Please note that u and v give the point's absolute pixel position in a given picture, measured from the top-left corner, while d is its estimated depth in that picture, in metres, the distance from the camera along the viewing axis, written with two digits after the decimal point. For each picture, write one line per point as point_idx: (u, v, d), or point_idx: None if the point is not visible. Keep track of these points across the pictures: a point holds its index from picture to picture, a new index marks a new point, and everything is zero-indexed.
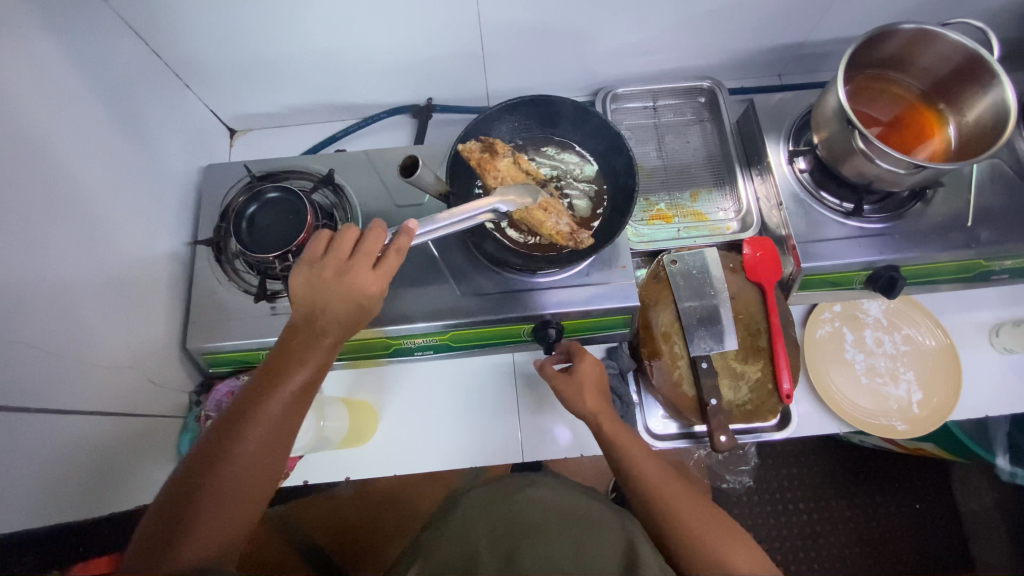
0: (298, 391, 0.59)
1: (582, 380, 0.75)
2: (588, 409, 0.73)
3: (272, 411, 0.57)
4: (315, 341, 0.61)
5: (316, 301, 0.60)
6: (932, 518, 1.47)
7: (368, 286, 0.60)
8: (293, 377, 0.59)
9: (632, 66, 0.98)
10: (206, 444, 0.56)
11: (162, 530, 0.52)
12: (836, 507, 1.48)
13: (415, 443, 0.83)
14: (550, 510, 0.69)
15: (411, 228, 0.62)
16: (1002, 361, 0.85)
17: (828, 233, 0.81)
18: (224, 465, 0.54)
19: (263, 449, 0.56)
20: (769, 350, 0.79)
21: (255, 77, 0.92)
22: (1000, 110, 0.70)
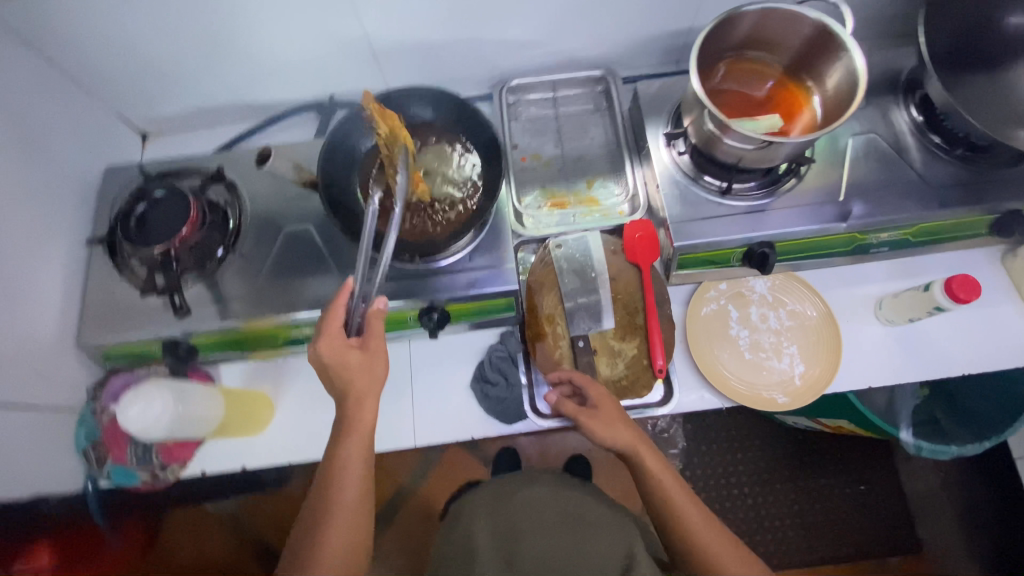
0: (355, 466, 0.64)
1: (607, 416, 0.73)
2: (622, 444, 0.71)
3: (343, 487, 0.64)
4: (356, 417, 0.65)
5: (343, 378, 0.65)
6: (878, 499, 1.45)
7: (363, 361, 0.66)
8: (350, 451, 0.64)
9: (527, 58, 1.00)
10: (303, 532, 0.64)
11: None
12: (780, 490, 1.46)
13: (308, 430, 0.85)
14: (549, 514, 0.83)
15: (349, 285, 0.67)
16: (887, 332, 0.86)
17: (705, 212, 0.82)
18: (319, 543, 0.62)
19: (353, 522, 0.64)
20: (645, 327, 0.81)
21: (156, 82, 0.94)
22: (853, 78, 0.72)
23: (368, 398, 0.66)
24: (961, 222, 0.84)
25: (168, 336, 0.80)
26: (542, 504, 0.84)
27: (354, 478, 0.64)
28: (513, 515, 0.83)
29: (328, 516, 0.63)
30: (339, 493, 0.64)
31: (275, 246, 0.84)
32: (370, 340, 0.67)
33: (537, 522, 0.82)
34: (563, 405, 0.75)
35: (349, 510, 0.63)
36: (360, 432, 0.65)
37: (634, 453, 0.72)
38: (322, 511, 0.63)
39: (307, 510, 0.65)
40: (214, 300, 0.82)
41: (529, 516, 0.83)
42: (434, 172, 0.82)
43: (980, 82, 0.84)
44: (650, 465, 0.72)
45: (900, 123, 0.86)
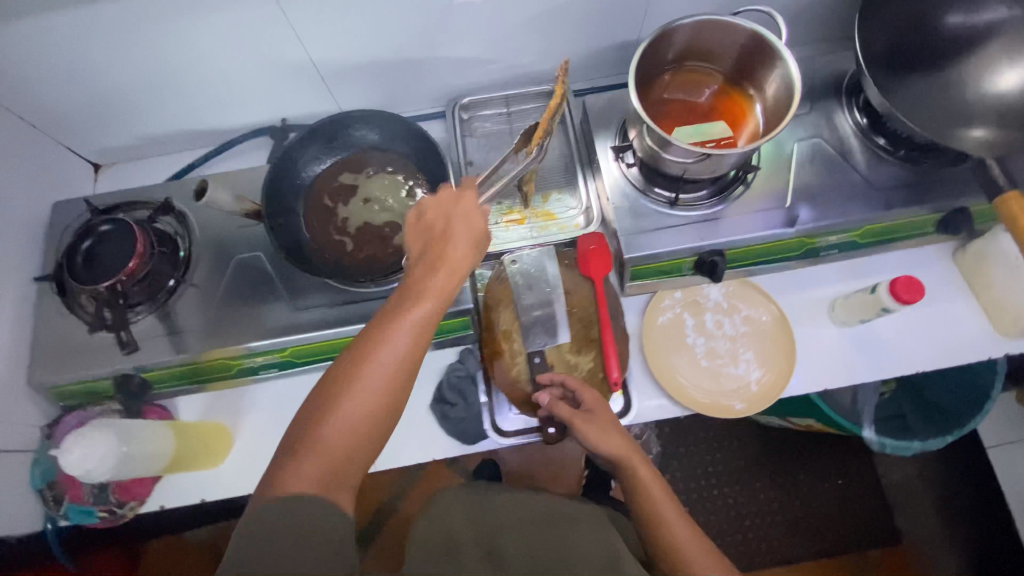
0: (405, 331, 0.53)
1: (601, 422, 0.71)
2: (618, 453, 0.69)
3: (380, 356, 0.52)
4: (425, 292, 0.55)
5: (439, 246, 0.59)
6: (857, 492, 1.46)
7: (453, 248, 0.59)
8: (411, 322, 0.54)
9: (479, 74, 1.00)
10: (320, 389, 0.53)
11: (292, 437, 0.51)
12: (760, 489, 1.47)
13: (268, 459, 0.84)
14: (531, 511, 0.77)
15: (442, 189, 0.65)
16: (841, 333, 0.87)
17: (655, 224, 0.83)
18: (324, 417, 0.51)
19: (371, 412, 0.52)
20: (600, 340, 0.82)
21: (104, 113, 0.93)
22: (788, 87, 0.73)
23: (445, 276, 0.57)
24: (908, 222, 0.84)
25: (120, 372, 0.80)
26: (523, 506, 0.78)
27: (396, 347, 0.53)
28: (491, 509, 0.78)
29: (360, 384, 0.51)
30: (373, 365, 0.52)
31: (226, 275, 0.84)
32: (469, 230, 0.61)
33: (518, 517, 0.75)
34: (555, 406, 0.73)
35: (380, 386, 0.52)
36: (416, 311, 0.54)
37: (623, 460, 0.68)
38: (349, 376, 0.52)
39: (332, 370, 0.53)
40: (166, 332, 0.81)
41: (507, 517, 0.75)
42: (378, 198, 0.79)
43: (922, 83, 0.84)
44: (644, 477, 0.68)
45: (844, 126, 0.87)
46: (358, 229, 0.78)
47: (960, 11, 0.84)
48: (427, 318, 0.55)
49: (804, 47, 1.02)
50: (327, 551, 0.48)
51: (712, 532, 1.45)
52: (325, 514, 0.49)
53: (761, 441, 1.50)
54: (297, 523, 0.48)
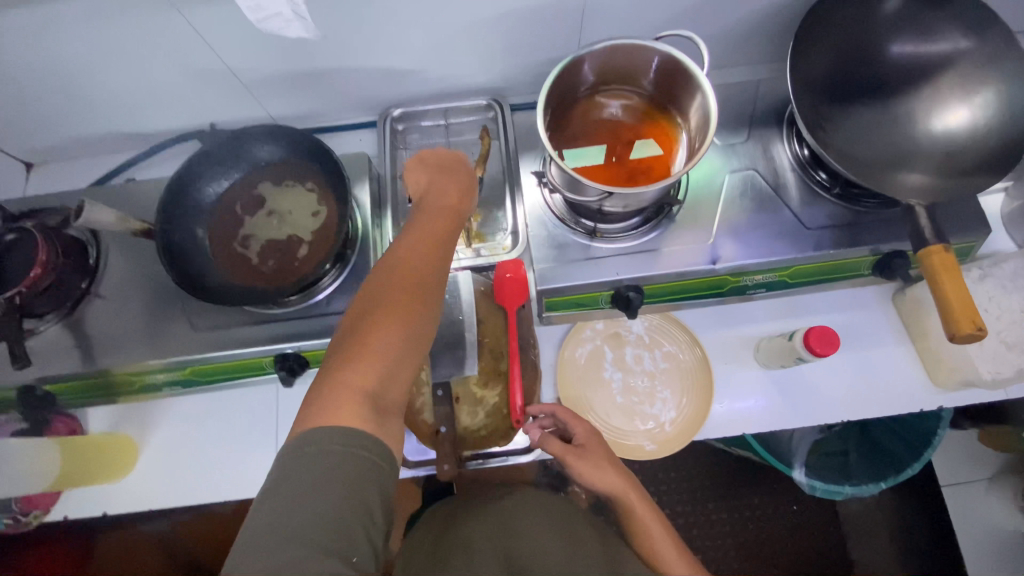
0: (419, 258, 0.59)
1: (593, 455, 0.71)
2: (610, 486, 0.70)
3: (402, 276, 0.57)
4: (444, 213, 0.66)
5: (435, 184, 0.70)
6: (813, 517, 1.38)
7: (446, 203, 0.67)
8: (430, 235, 0.62)
9: (414, 84, 0.96)
10: (352, 323, 0.55)
11: (333, 362, 0.53)
12: (712, 510, 1.39)
13: (173, 475, 0.84)
14: (540, 513, 0.80)
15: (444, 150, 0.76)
16: (764, 375, 0.83)
17: (572, 255, 0.80)
18: (366, 328, 0.53)
19: (414, 312, 0.55)
20: (508, 373, 0.80)
21: (26, 115, 0.91)
22: (705, 116, 0.69)
23: (439, 221, 0.64)
24: (840, 263, 0.80)
25: (21, 384, 0.79)
26: (535, 515, 0.79)
27: (415, 274, 0.58)
28: (502, 511, 0.80)
29: (387, 305, 0.55)
30: (401, 288, 0.56)
31: (135, 286, 0.83)
32: (454, 190, 0.69)
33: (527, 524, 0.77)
34: (546, 443, 0.73)
35: (409, 303, 0.56)
36: (425, 244, 0.61)
37: (619, 495, 0.70)
38: (380, 301, 0.55)
39: (362, 299, 0.56)
40: (75, 343, 0.80)
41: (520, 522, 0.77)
42: (283, 216, 0.78)
43: (867, 116, 0.78)
44: (634, 504, 0.71)
45: (782, 157, 0.82)
46: (260, 247, 0.76)
47: (908, 41, 0.79)
48: (435, 250, 0.61)
49: (758, 66, 0.96)
50: (370, 478, 0.48)
51: None
52: (363, 448, 0.48)
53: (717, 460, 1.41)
54: (351, 449, 0.47)
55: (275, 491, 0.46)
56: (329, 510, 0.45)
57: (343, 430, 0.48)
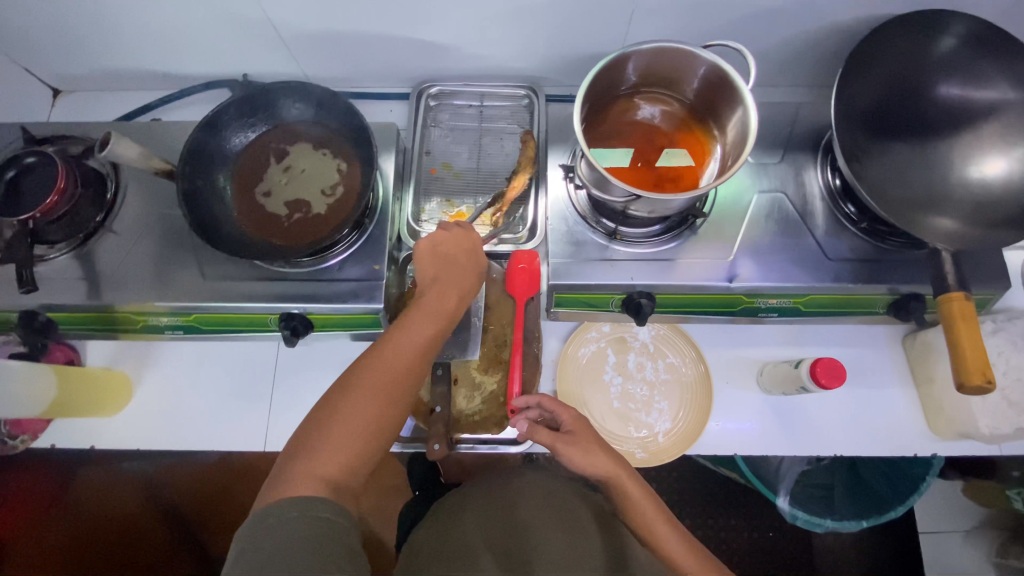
0: (402, 355, 0.63)
1: (585, 441, 0.68)
2: (602, 471, 0.68)
3: (382, 371, 0.61)
4: (440, 306, 0.67)
5: (437, 270, 0.71)
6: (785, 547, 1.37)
7: (449, 291, 0.69)
8: (420, 334, 0.64)
9: (453, 61, 0.95)
10: (328, 406, 0.59)
11: (298, 445, 0.58)
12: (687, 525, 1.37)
13: (165, 418, 0.84)
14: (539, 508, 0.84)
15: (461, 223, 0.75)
16: (764, 400, 0.83)
17: (588, 254, 0.79)
18: (336, 419, 0.58)
19: (383, 411, 0.60)
20: (509, 362, 0.79)
21: (60, 41, 0.89)
22: (744, 134, 0.68)
23: (434, 311, 0.66)
24: (855, 297, 0.79)
25: (26, 308, 0.79)
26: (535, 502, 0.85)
27: (393, 371, 0.61)
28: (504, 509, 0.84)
29: (362, 401, 0.59)
30: (375, 386, 0.60)
31: (149, 226, 0.83)
32: (457, 275, 0.71)
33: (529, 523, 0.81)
34: (536, 433, 0.69)
35: (380, 400, 0.60)
36: (413, 339, 0.64)
37: (613, 481, 0.68)
38: (356, 393, 0.59)
39: (340, 385, 0.60)
40: (82, 276, 0.80)
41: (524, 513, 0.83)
42: (300, 176, 0.77)
43: (905, 154, 0.77)
44: (631, 490, 0.68)
45: (812, 184, 0.82)
46: (281, 205, 0.76)
47: (956, 85, 0.78)
48: (420, 347, 0.64)
49: (799, 89, 0.95)
50: (328, 542, 0.51)
51: None
52: (319, 515, 0.53)
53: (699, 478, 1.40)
54: (308, 519, 0.52)
55: (244, 545, 0.51)
56: (291, 564, 0.48)
57: (299, 512, 0.52)
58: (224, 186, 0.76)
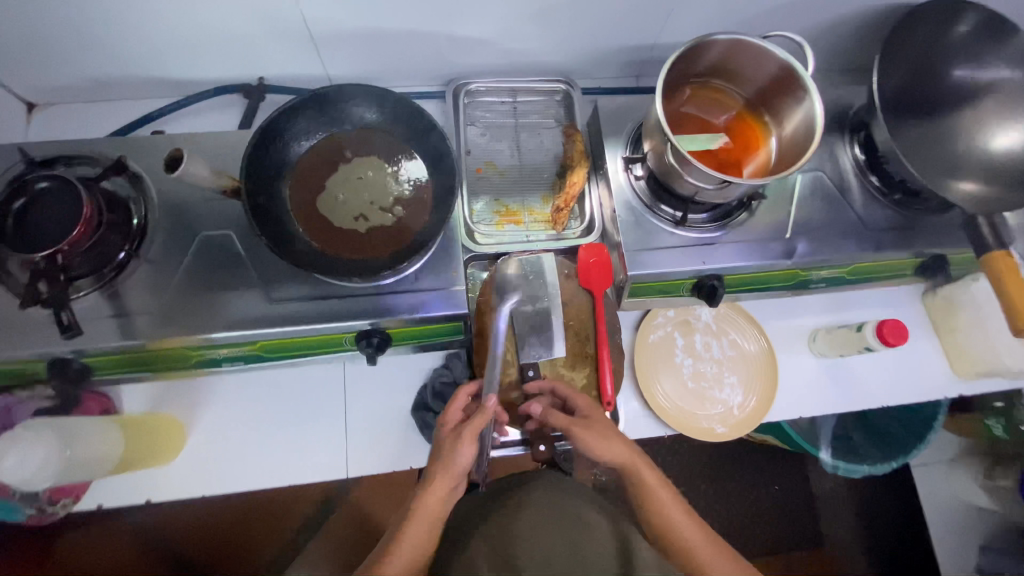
0: (420, 521, 0.64)
1: (601, 429, 0.69)
2: (618, 458, 0.68)
3: (417, 516, 0.64)
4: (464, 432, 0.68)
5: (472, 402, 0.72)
6: (787, 499, 1.49)
7: (455, 458, 0.66)
8: (450, 466, 0.66)
9: (487, 58, 0.93)
10: (357, 574, 0.61)
11: None
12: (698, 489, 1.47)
13: (229, 455, 0.78)
14: (548, 520, 0.67)
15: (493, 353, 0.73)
16: (818, 364, 0.90)
17: (656, 242, 0.81)
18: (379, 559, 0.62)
19: (417, 546, 0.62)
20: (595, 356, 0.81)
21: (51, 47, 0.80)
22: (810, 125, 0.72)
23: (444, 473, 0.66)
24: (891, 263, 0.87)
25: (54, 355, 0.69)
26: (539, 502, 0.70)
27: (415, 535, 0.63)
28: (510, 530, 0.67)
29: (382, 570, 0.60)
30: (393, 554, 0.61)
31: (187, 255, 0.73)
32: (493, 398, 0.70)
33: (536, 521, 0.67)
34: (550, 415, 0.72)
35: (413, 543, 0.63)
36: (432, 508, 0.64)
37: (629, 469, 0.67)
38: (370, 567, 0.61)
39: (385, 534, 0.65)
40: (113, 314, 0.71)
41: (526, 515, 0.68)
42: (366, 185, 0.74)
43: (924, 132, 0.86)
44: (646, 478, 0.68)
45: (844, 160, 0.88)
46: (349, 218, 0.73)
47: (964, 66, 0.87)
48: (437, 514, 0.64)
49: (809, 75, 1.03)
50: None
51: None
52: None
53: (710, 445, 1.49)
54: None
55: None
56: None
57: None
58: (288, 202, 0.72)
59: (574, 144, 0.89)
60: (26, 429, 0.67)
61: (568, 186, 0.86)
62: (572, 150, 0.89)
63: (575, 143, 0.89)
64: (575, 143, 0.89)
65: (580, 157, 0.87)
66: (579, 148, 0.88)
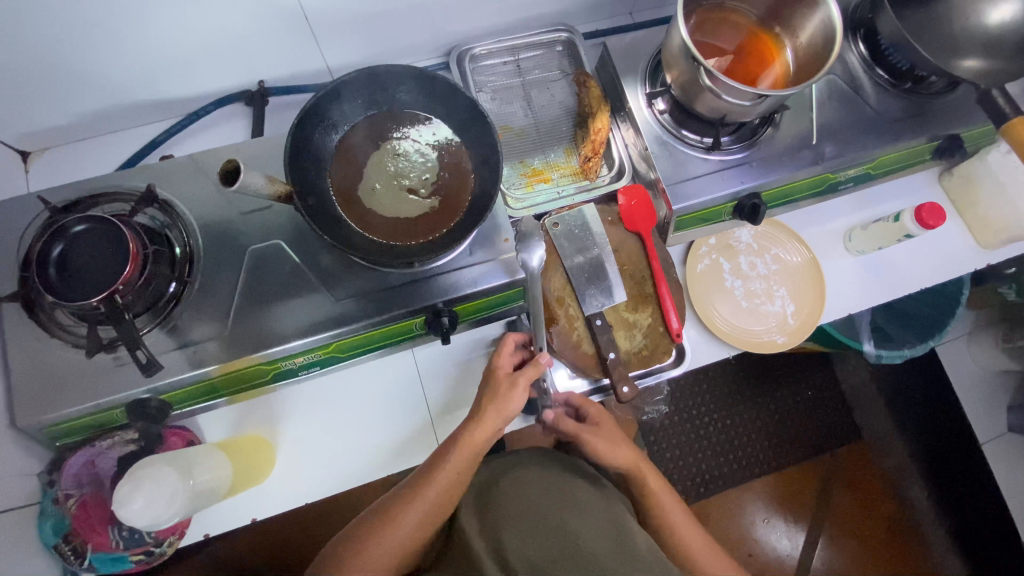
0: (464, 453, 0.67)
1: (608, 434, 0.76)
2: (624, 461, 0.75)
3: (425, 497, 0.66)
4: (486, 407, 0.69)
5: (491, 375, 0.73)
6: (823, 400, 1.45)
7: (508, 405, 0.69)
8: (471, 438, 0.68)
9: (482, 19, 0.91)
10: (375, 519, 0.66)
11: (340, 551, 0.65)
12: (744, 411, 1.41)
13: (321, 459, 0.79)
14: (535, 499, 0.73)
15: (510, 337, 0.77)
16: (857, 261, 0.93)
17: (692, 171, 0.81)
18: (385, 527, 0.65)
19: (420, 527, 0.66)
20: (656, 294, 0.84)
21: (39, 88, 0.76)
22: (828, 30, 0.74)
23: (495, 418, 0.68)
24: (911, 151, 0.90)
25: (133, 398, 0.67)
26: (530, 484, 0.75)
27: (448, 476, 0.67)
28: (496, 495, 0.75)
29: (405, 508, 0.66)
30: (431, 482, 0.66)
31: (242, 272, 0.72)
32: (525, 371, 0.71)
33: (523, 501, 0.73)
34: (562, 422, 0.76)
35: (414, 524, 0.65)
36: (475, 441, 0.67)
37: (634, 472, 0.75)
38: (404, 502, 0.66)
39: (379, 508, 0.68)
40: (178, 346, 0.69)
41: (519, 491, 0.74)
42: (405, 170, 0.74)
43: (921, 18, 0.88)
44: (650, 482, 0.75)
45: (850, 58, 0.88)
46: (394, 203, 0.73)
47: None
48: (478, 448, 0.68)
49: None
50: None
51: (698, 467, 1.37)
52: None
53: (744, 364, 1.44)
54: None
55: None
56: None
57: None
58: (333, 197, 0.72)
59: (588, 89, 0.90)
60: (141, 468, 0.64)
61: (594, 134, 0.87)
62: (588, 97, 0.90)
63: (590, 87, 0.90)
64: (591, 88, 0.90)
65: (598, 101, 0.88)
66: (595, 91, 0.89)
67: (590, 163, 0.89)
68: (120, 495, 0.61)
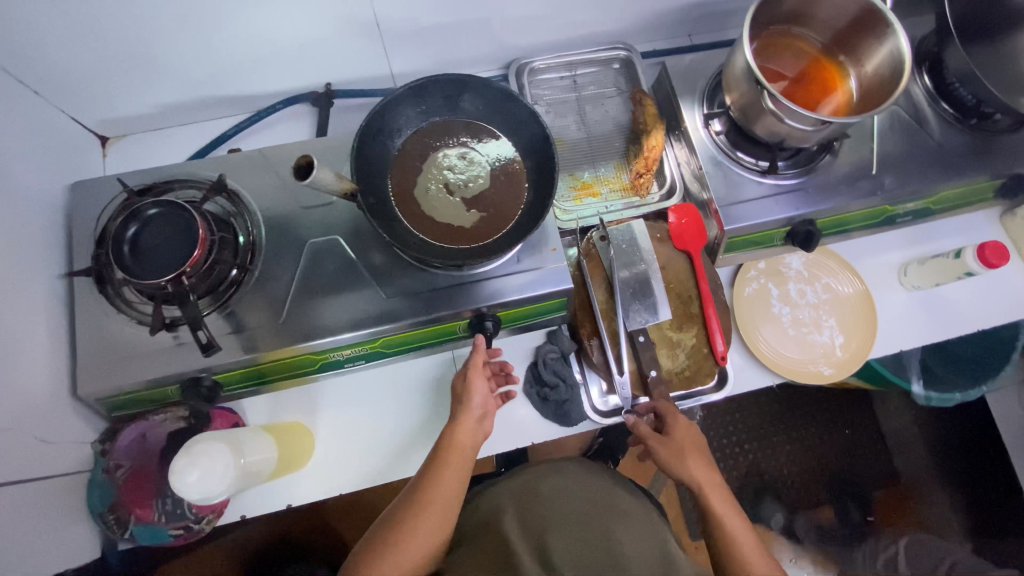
0: (454, 449, 0.69)
1: (680, 448, 0.72)
2: (694, 479, 0.70)
3: (442, 477, 0.66)
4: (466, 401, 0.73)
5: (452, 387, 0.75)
6: (864, 443, 1.39)
7: (471, 404, 0.72)
8: (459, 426, 0.71)
9: (543, 35, 0.93)
10: (399, 512, 0.65)
11: (377, 535, 0.64)
12: (778, 445, 1.37)
13: (356, 453, 0.80)
14: (579, 511, 0.72)
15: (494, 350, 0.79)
16: (911, 297, 0.90)
17: (745, 194, 0.81)
18: (416, 511, 0.64)
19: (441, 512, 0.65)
20: (701, 315, 0.83)
21: (126, 77, 0.81)
22: (897, 59, 0.73)
23: (468, 417, 0.71)
24: (976, 188, 0.87)
25: (188, 376, 0.70)
26: (571, 492, 0.75)
27: (454, 461, 0.68)
28: (539, 504, 0.73)
29: (428, 494, 0.65)
30: (441, 472, 0.67)
31: (300, 264, 0.74)
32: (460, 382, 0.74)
33: (567, 510, 0.72)
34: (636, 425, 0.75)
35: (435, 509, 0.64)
36: (461, 432, 0.70)
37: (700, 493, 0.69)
38: (427, 487, 0.66)
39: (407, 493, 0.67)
40: (234, 330, 0.71)
41: (560, 501, 0.73)
42: (459, 175, 0.76)
43: (993, 53, 0.86)
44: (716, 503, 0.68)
45: (914, 90, 0.87)
46: (449, 205, 0.74)
47: None
48: (465, 444, 0.70)
49: None
50: None
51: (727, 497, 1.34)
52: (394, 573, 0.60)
53: (782, 397, 1.39)
54: None
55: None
56: None
57: None
58: (391, 198, 0.74)
59: (643, 107, 0.90)
60: (196, 443, 0.66)
61: (647, 150, 0.87)
62: (643, 115, 0.90)
63: (645, 105, 0.90)
64: (645, 106, 0.90)
65: (652, 118, 0.89)
66: (649, 109, 0.89)
67: (641, 180, 0.89)
68: (178, 467, 0.64)
